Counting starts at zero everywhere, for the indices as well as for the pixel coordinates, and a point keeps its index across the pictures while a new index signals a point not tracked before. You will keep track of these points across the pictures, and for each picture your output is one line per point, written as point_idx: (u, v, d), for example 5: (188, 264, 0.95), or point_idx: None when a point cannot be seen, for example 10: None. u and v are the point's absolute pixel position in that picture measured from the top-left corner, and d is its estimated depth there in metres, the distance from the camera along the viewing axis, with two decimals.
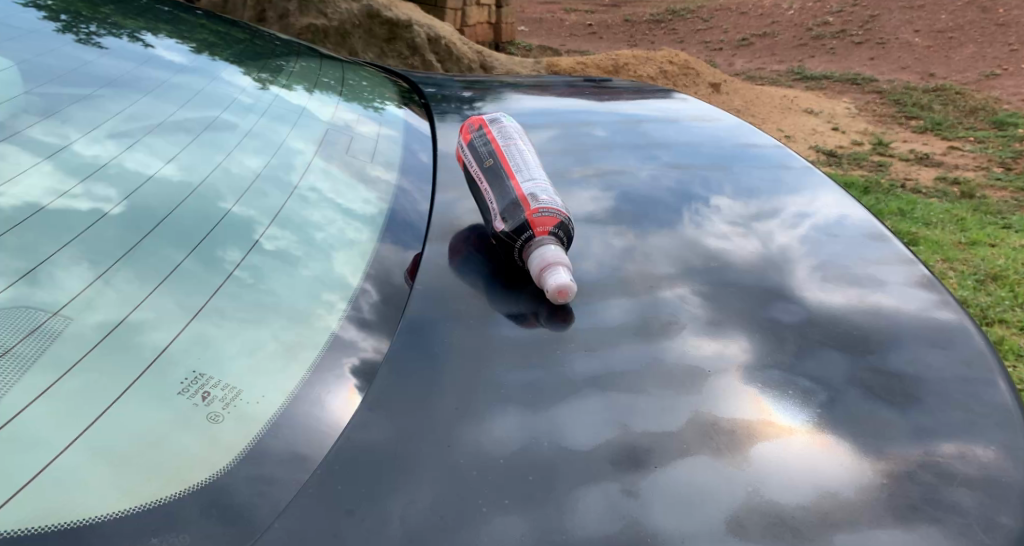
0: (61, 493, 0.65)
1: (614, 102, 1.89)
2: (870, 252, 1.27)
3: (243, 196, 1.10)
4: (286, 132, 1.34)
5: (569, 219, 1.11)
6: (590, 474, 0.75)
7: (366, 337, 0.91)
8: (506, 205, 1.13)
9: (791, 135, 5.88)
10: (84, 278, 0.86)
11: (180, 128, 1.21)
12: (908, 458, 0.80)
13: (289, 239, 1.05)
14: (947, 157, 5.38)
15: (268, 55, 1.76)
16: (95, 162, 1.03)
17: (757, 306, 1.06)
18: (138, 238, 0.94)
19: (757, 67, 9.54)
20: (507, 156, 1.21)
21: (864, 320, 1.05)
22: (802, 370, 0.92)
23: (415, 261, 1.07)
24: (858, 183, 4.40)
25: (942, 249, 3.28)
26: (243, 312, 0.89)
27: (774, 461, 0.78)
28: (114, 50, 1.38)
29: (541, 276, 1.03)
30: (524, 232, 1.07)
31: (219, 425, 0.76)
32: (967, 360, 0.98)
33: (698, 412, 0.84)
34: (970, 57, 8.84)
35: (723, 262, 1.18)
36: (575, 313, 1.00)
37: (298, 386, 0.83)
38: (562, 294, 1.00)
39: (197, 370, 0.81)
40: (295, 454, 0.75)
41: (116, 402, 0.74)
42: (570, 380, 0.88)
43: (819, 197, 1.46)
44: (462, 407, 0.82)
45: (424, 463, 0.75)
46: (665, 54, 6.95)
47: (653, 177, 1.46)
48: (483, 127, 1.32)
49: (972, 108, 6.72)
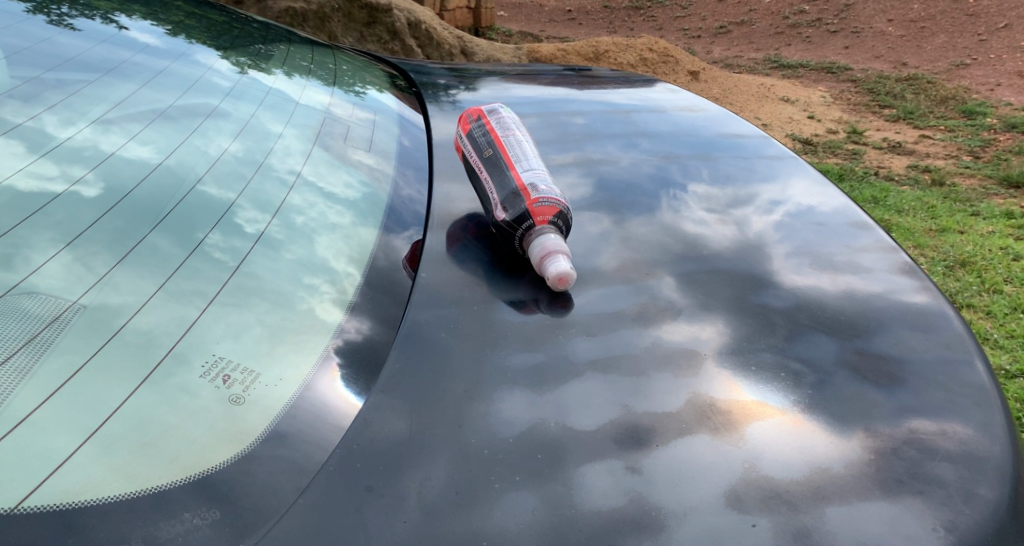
0: (75, 472, 0.66)
1: (601, 90, 1.91)
2: (853, 239, 1.30)
3: (223, 180, 1.10)
4: (262, 114, 1.34)
5: (569, 210, 1.13)
6: (595, 451, 0.78)
7: (350, 319, 0.93)
8: (506, 195, 1.14)
9: (768, 123, 5.95)
10: (63, 262, 0.85)
11: (162, 115, 1.20)
12: (893, 435, 0.84)
13: (270, 223, 1.05)
14: (919, 145, 5.48)
15: (246, 38, 1.75)
16: (77, 146, 1.03)
17: (746, 292, 1.09)
18: (118, 222, 0.94)
19: (736, 56, 9.59)
20: (506, 146, 1.22)
21: (850, 305, 1.08)
22: (792, 353, 0.95)
23: (414, 248, 1.09)
24: (833, 171, 4.49)
25: (914, 235, 3.37)
26: (228, 295, 0.90)
27: (769, 440, 0.81)
28: (87, 32, 1.36)
29: (541, 263, 1.04)
30: (525, 221, 1.09)
31: (240, 408, 0.78)
32: (947, 343, 1.02)
33: (690, 393, 0.87)
34: (941, 47, 8.98)
35: (710, 248, 1.21)
36: (573, 300, 1.02)
37: (312, 371, 0.84)
38: (563, 281, 1.02)
39: (217, 354, 0.83)
40: (279, 433, 0.76)
41: (128, 385, 0.75)
42: (572, 364, 0.90)
43: (801, 185, 1.50)
44: (471, 389, 0.84)
45: (439, 443, 0.77)
46: (643, 42, 6.97)
47: (634, 165, 1.48)
48: (480, 116, 1.32)
49: (944, 97, 6.85)
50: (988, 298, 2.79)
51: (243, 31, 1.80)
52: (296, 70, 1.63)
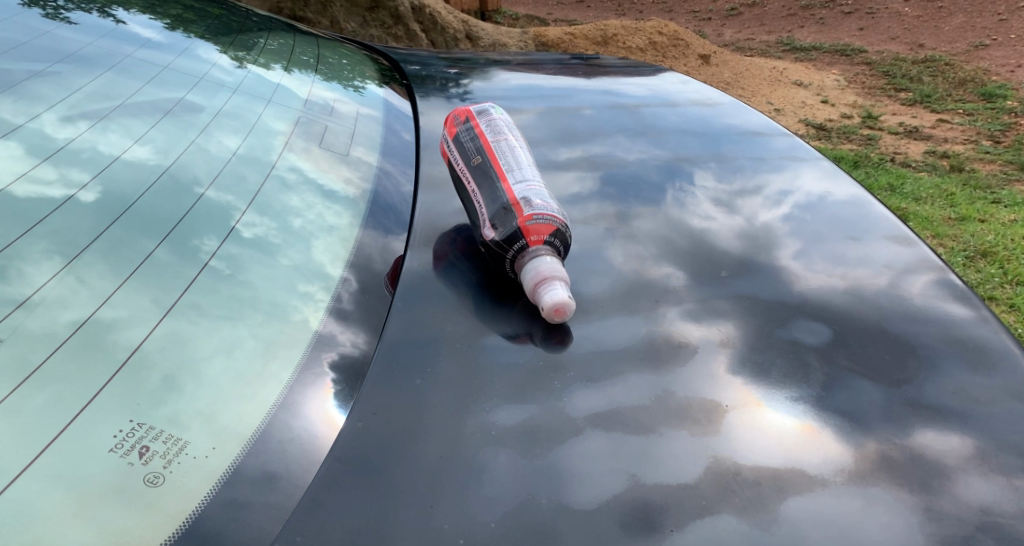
0: (26, 505, 0.63)
1: (607, 79, 1.84)
2: (895, 258, 1.18)
3: (220, 180, 1.05)
4: (263, 112, 1.27)
5: (567, 226, 1.04)
6: (598, 538, 0.70)
7: (344, 330, 0.90)
8: (496, 211, 1.05)
9: (781, 108, 5.84)
10: (54, 273, 0.80)
11: (159, 108, 1.15)
12: (964, 518, 0.75)
13: (266, 226, 1.01)
14: (937, 130, 5.35)
15: (245, 30, 1.67)
16: (72, 147, 0.98)
17: (771, 309, 1.03)
18: (113, 230, 0.88)
19: (747, 38, 9.43)
20: (497, 154, 1.13)
21: (880, 320, 1.02)
22: (830, 405, 0.86)
23: (396, 264, 1.03)
24: (848, 157, 4.38)
25: (933, 225, 3.27)
26: (219, 306, 0.86)
27: (807, 522, 0.73)
28: (84, 26, 1.29)
29: (536, 291, 0.96)
30: (516, 242, 1.00)
31: (158, 491, 0.68)
32: (1018, 391, 0.91)
33: (711, 458, 0.78)
34: (959, 27, 8.77)
35: (731, 255, 1.14)
36: (572, 334, 0.94)
37: (285, 390, 0.81)
38: (560, 311, 0.94)
39: (135, 420, 0.72)
40: (266, 473, 0.72)
41: (110, 417, 0.71)
42: (571, 418, 0.82)
43: (838, 193, 1.37)
44: (446, 456, 0.76)
45: (402, 531, 0.69)
46: (653, 27, 6.84)
47: (644, 157, 1.42)
48: (469, 118, 1.23)
49: (963, 79, 6.69)
50: (1012, 291, 2.70)
51: (240, 24, 1.71)
52: (293, 64, 1.55)
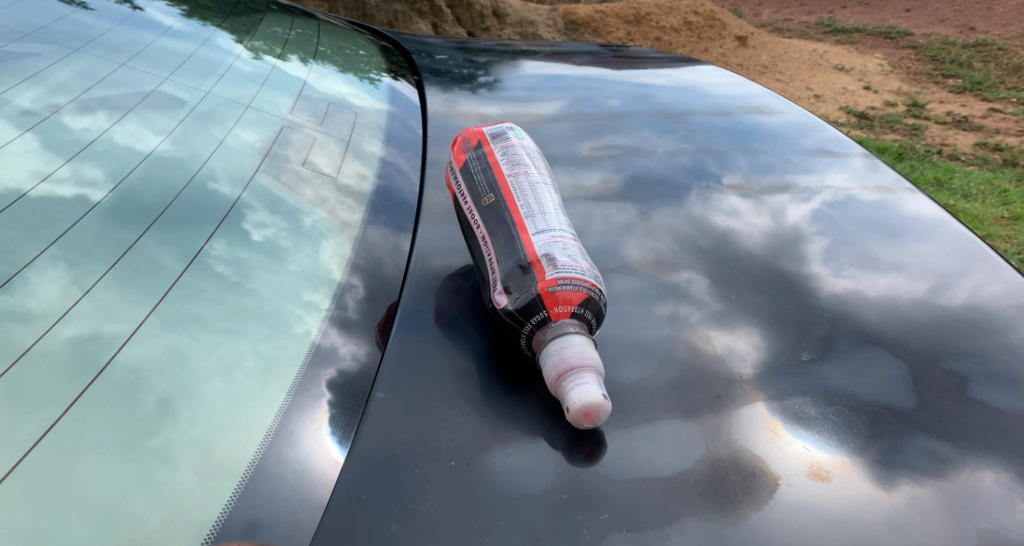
0: None
1: (633, 67, 1.73)
2: (963, 275, 1.05)
3: (238, 176, 0.96)
4: (284, 103, 1.18)
5: (601, 292, 0.83)
6: None
7: (346, 342, 0.81)
8: (511, 268, 0.84)
9: (819, 94, 5.63)
10: (58, 282, 0.72)
11: (173, 97, 1.06)
12: None
13: (277, 226, 0.91)
14: (987, 120, 5.10)
15: (267, 16, 1.57)
16: (87, 139, 0.90)
17: (810, 323, 0.93)
18: (120, 232, 0.80)
19: (785, 19, 9.12)
20: (513, 193, 0.92)
21: (934, 343, 0.91)
22: None
23: (389, 314, 0.87)
24: (892, 148, 4.18)
25: (983, 224, 3.09)
26: (224, 318, 0.76)
27: None
28: (100, 12, 1.19)
29: (561, 384, 0.76)
30: (536, 313, 0.80)
31: None
32: None
33: None
34: (1013, 9, 8.38)
35: (771, 263, 1.03)
36: (607, 443, 0.75)
37: (277, 418, 0.71)
38: (590, 415, 0.74)
39: None
40: (251, 523, 0.62)
41: (98, 448, 0.62)
42: None
43: (901, 200, 1.24)
44: None
45: None
46: (687, 6, 6.63)
47: (672, 151, 1.31)
48: (481, 141, 1.01)
49: (1016, 66, 6.38)
50: None
51: (263, 9, 1.61)
52: (312, 55, 1.43)
